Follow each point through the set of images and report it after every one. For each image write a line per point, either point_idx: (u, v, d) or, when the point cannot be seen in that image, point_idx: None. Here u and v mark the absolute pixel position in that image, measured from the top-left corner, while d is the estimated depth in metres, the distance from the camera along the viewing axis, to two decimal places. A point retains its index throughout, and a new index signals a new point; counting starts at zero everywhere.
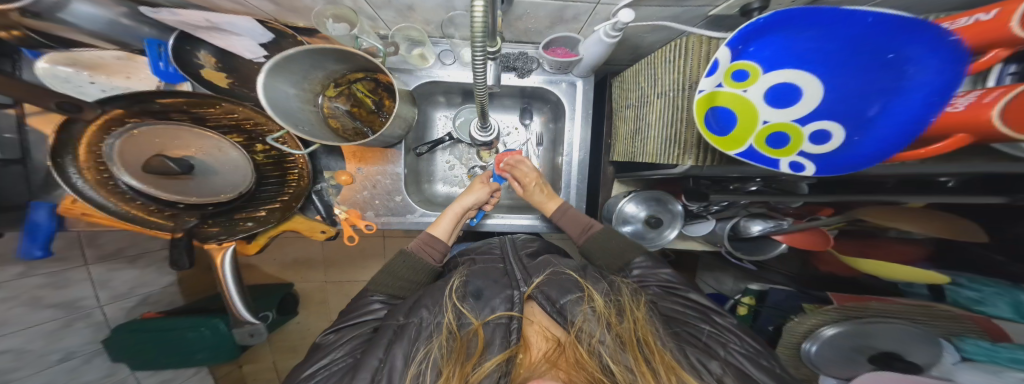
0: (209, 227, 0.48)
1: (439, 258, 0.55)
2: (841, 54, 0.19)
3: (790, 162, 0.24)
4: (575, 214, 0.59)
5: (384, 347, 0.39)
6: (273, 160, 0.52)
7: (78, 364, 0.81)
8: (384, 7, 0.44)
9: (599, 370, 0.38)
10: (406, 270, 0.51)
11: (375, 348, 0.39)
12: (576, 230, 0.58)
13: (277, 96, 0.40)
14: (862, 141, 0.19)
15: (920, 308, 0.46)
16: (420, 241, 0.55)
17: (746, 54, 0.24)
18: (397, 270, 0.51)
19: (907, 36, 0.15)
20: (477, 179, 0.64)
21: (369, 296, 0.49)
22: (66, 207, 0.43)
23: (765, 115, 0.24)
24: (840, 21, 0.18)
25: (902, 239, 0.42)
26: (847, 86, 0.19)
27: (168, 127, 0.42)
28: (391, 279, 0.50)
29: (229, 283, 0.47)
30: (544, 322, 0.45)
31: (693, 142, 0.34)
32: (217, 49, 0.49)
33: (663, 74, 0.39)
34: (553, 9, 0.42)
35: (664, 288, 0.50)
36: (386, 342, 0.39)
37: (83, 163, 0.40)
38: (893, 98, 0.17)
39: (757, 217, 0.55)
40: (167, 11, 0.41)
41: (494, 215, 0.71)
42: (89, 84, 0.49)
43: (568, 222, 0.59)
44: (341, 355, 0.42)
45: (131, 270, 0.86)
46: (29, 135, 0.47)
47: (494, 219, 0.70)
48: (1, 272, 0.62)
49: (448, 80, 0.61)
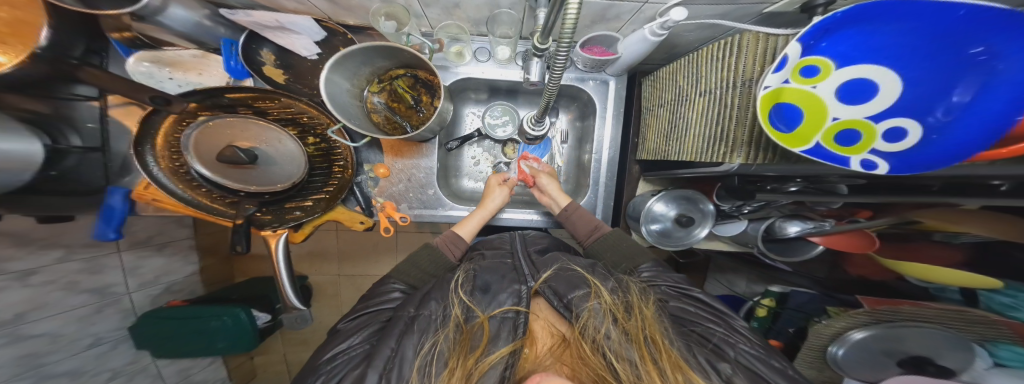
0: (263, 215, 0.52)
1: (459, 255, 0.56)
2: (924, 50, 0.23)
3: (860, 160, 0.26)
4: (586, 213, 0.59)
5: (397, 336, 0.38)
6: (321, 153, 0.56)
7: (107, 350, 0.86)
8: (432, 5, 0.46)
9: (604, 368, 0.35)
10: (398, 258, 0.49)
11: (387, 338, 0.38)
12: (585, 230, 0.58)
13: (333, 90, 0.44)
14: (939, 139, 0.21)
15: (953, 313, 0.44)
16: (446, 239, 0.56)
17: (818, 49, 0.27)
18: (422, 264, 0.51)
19: (995, 32, 0.19)
20: (493, 179, 0.65)
21: (391, 284, 0.49)
22: (139, 192, 0.49)
23: (835, 112, 0.27)
24: (932, 18, 0.22)
25: (946, 243, 0.41)
26: (926, 81, 0.23)
27: (239, 121, 0.47)
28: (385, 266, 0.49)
29: (282, 268, 0.50)
30: (549, 318, 0.44)
31: (744, 139, 0.35)
32: (277, 48, 0.54)
33: (708, 73, 0.40)
34: (598, 8, 0.43)
35: (675, 288, 0.49)
36: (398, 332, 0.38)
37: (161, 153, 0.46)
38: (983, 90, 0.19)
39: (795, 218, 0.55)
40: (244, 13, 0.46)
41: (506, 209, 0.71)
42: (169, 80, 0.53)
43: (577, 220, 0.59)
44: (358, 341, 0.41)
45: (158, 257, 0.96)
46: (110, 124, 0.52)
47: (506, 213, 0.69)
48: (42, 256, 0.69)
49: (481, 76, 0.62)
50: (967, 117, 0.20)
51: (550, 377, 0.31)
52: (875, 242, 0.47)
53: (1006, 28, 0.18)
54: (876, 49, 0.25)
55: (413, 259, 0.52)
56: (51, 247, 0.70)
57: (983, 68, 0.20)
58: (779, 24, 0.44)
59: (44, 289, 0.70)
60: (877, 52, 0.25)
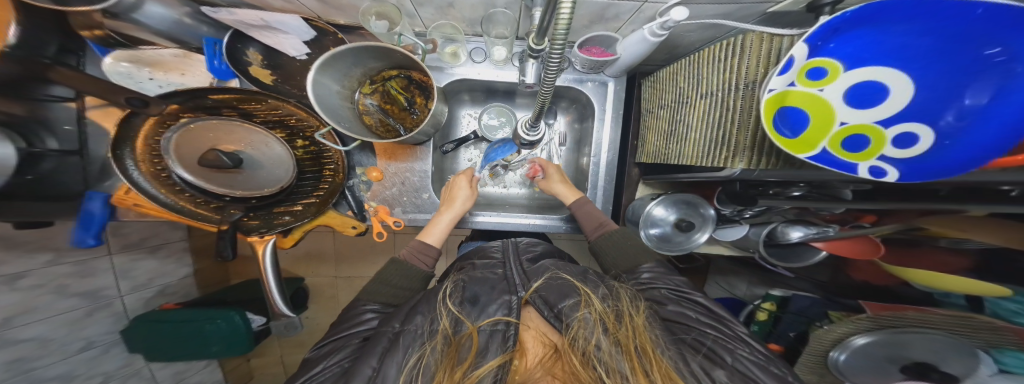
0: (250, 220, 0.50)
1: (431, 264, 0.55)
2: (937, 52, 0.22)
3: (869, 167, 0.25)
4: (591, 209, 0.59)
5: (378, 355, 0.37)
6: (311, 156, 0.54)
7: (98, 354, 0.84)
8: (425, 5, 0.45)
9: (595, 382, 0.33)
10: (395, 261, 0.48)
11: (369, 356, 0.37)
12: (591, 226, 0.58)
13: (322, 92, 0.42)
14: (954, 146, 0.20)
15: (957, 319, 0.42)
16: (412, 249, 0.55)
17: (826, 50, 0.26)
18: (392, 279, 0.50)
19: (1017, 32, 0.17)
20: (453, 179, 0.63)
21: (362, 306, 0.46)
22: (119, 197, 0.48)
23: (842, 117, 0.26)
24: (947, 18, 0.20)
25: (954, 250, 0.39)
26: (939, 85, 0.21)
27: (223, 124, 0.46)
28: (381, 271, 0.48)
29: (269, 275, 0.49)
30: (541, 327, 0.41)
31: (747, 144, 0.33)
32: (263, 47, 0.52)
33: (709, 74, 0.39)
34: (598, 8, 0.42)
35: (675, 292, 0.47)
36: (380, 351, 0.37)
37: (140, 156, 0.44)
38: (1003, 94, 0.18)
39: (798, 223, 0.54)
40: (227, 11, 0.44)
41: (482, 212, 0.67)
42: (148, 80, 0.52)
43: (584, 216, 0.59)
44: (330, 364, 0.40)
45: (151, 260, 0.93)
46: (86, 126, 0.50)
47: (483, 216, 0.66)
48: (30, 259, 0.67)
49: (476, 77, 0.61)
50: (983, 123, 0.19)
51: None
52: (880, 248, 0.48)
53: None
54: (886, 50, 0.24)
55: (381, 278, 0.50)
56: (40, 251, 0.68)
57: (1002, 71, 0.18)
58: (784, 24, 0.42)
59: (32, 294, 0.68)
60: (887, 54, 0.24)
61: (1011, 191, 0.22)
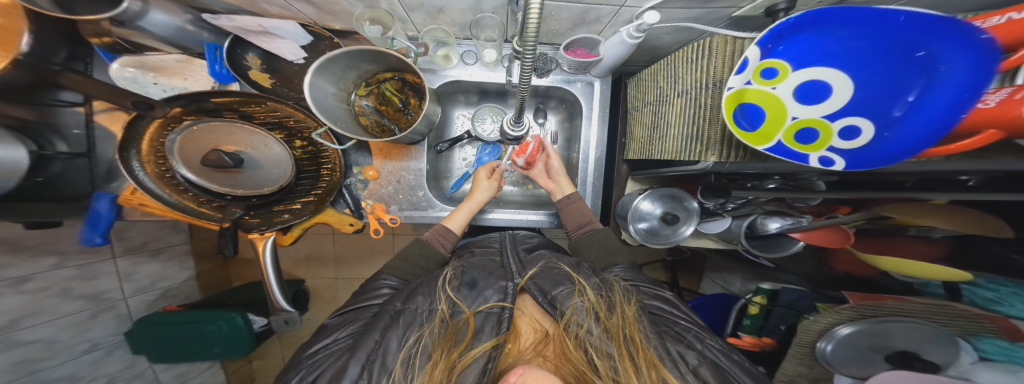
0: (250, 218, 0.52)
1: (450, 248, 0.58)
2: (871, 53, 0.23)
3: (819, 157, 0.28)
4: (581, 208, 0.60)
5: (381, 329, 0.38)
6: (308, 156, 0.57)
7: (101, 356, 0.86)
8: (416, 10, 0.47)
9: (583, 363, 0.37)
10: (416, 255, 0.54)
11: (371, 330, 0.38)
12: (577, 223, 0.60)
13: (319, 95, 0.44)
14: (891, 136, 0.22)
15: (937, 308, 0.43)
16: (435, 232, 0.57)
17: (776, 52, 0.28)
18: (413, 258, 0.54)
19: (941, 36, 0.19)
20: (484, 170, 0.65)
21: (382, 278, 0.51)
22: (126, 197, 0.50)
23: (794, 112, 0.28)
24: (876, 23, 0.22)
25: (923, 238, 0.43)
26: (874, 83, 0.23)
27: (224, 125, 0.48)
28: (399, 262, 0.53)
29: (269, 270, 0.51)
30: (535, 314, 0.45)
31: (717, 138, 0.37)
32: (263, 52, 0.54)
33: (684, 74, 0.41)
34: (577, 12, 0.44)
35: (652, 290, 0.50)
36: (382, 326, 0.39)
37: (146, 158, 0.46)
38: (930, 91, 0.20)
39: (774, 214, 0.56)
40: (226, 18, 0.47)
41: (495, 209, 0.70)
42: (153, 85, 0.54)
43: (571, 212, 0.61)
44: (342, 336, 0.43)
45: (155, 263, 0.94)
46: (95, 130, 0.52)
47: (495, 213, 0.69)
48: (35, 263, 0.68)
49: (468, 79, 0.64)
50: (916, 116, 0.21)
51: (532, 370, 0.32)
52: (850, 238, 0.49)
53: (951, 34, 0.18)
54: (826, 53, 0.26)
55: (404, 253, 0.55)
56: (44, 254, 0.69)
57: (929, 70, 0.20)
58: (753, 27, 0.45)
59: (39, 296, 0.70)
60: (827, 55, 0.26)
61: (969, 180, 0.24)
